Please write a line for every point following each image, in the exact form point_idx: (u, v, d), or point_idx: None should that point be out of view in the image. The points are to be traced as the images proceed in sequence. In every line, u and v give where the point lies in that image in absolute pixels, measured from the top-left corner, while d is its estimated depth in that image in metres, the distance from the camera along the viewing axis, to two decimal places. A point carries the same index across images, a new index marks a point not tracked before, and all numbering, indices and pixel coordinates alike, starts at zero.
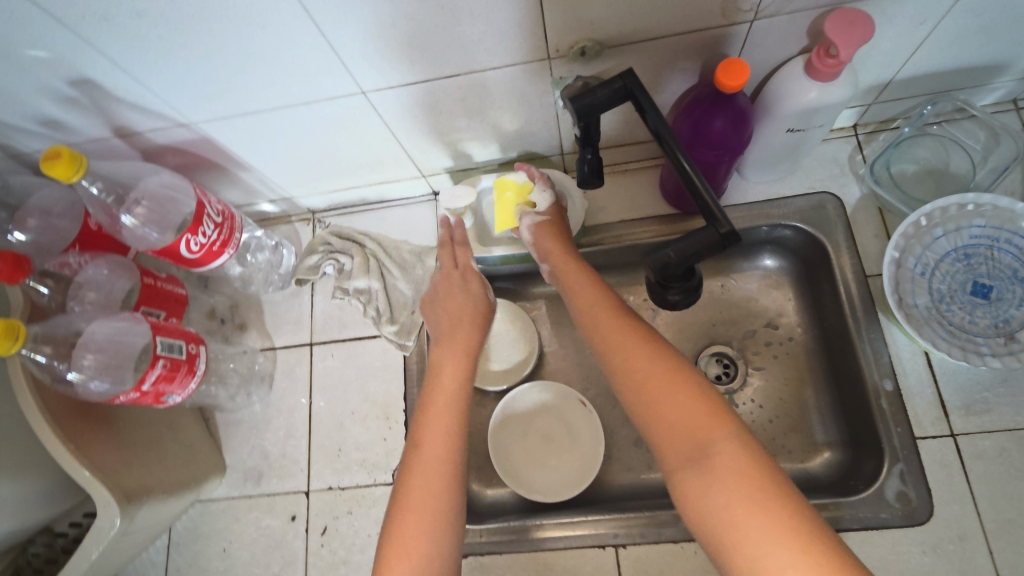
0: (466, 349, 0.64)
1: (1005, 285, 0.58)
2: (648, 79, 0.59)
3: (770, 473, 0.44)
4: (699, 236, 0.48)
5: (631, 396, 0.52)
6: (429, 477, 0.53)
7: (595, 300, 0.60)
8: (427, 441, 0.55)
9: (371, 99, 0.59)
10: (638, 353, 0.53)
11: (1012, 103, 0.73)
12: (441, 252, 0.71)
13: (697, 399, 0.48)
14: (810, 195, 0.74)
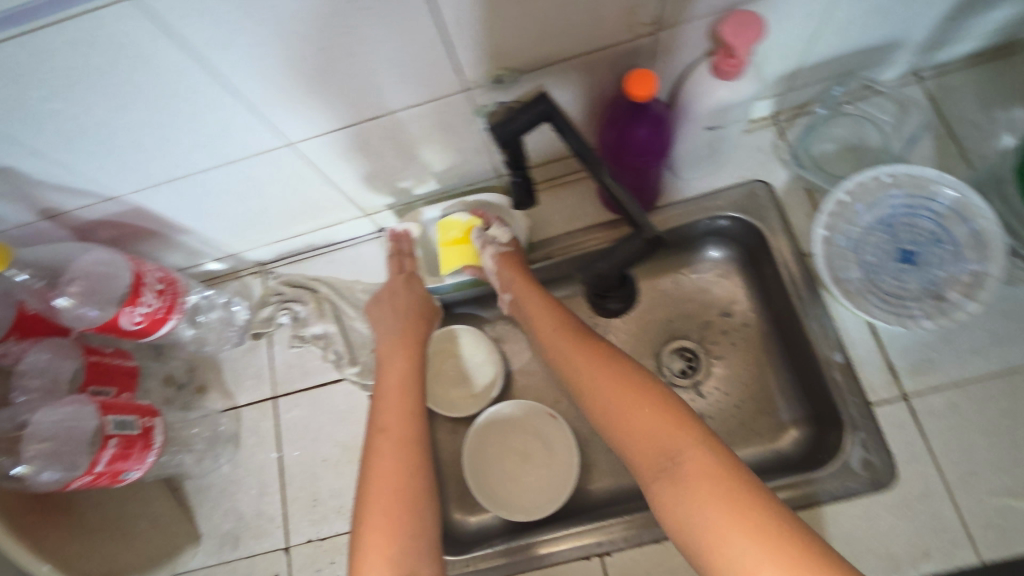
0: (415, 360, 0.64)
1: (928, 249, 0.61)
2: (568, 98, 0.61)
3: (737, 473, 0.43)
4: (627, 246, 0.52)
5: (602, 416, 0.53)
6: (390, 487, 0.52)
7: (558, 328, 0.62)
8: (386, 469, 0.53)
9: (299, 148, 0.60)
10: (603, 373, 0.55)
11: (915, 76, 0.77)
12: (389, 261, 0.74)
13: (660, 409, 0.49)
14: (742, 185, 0.76)
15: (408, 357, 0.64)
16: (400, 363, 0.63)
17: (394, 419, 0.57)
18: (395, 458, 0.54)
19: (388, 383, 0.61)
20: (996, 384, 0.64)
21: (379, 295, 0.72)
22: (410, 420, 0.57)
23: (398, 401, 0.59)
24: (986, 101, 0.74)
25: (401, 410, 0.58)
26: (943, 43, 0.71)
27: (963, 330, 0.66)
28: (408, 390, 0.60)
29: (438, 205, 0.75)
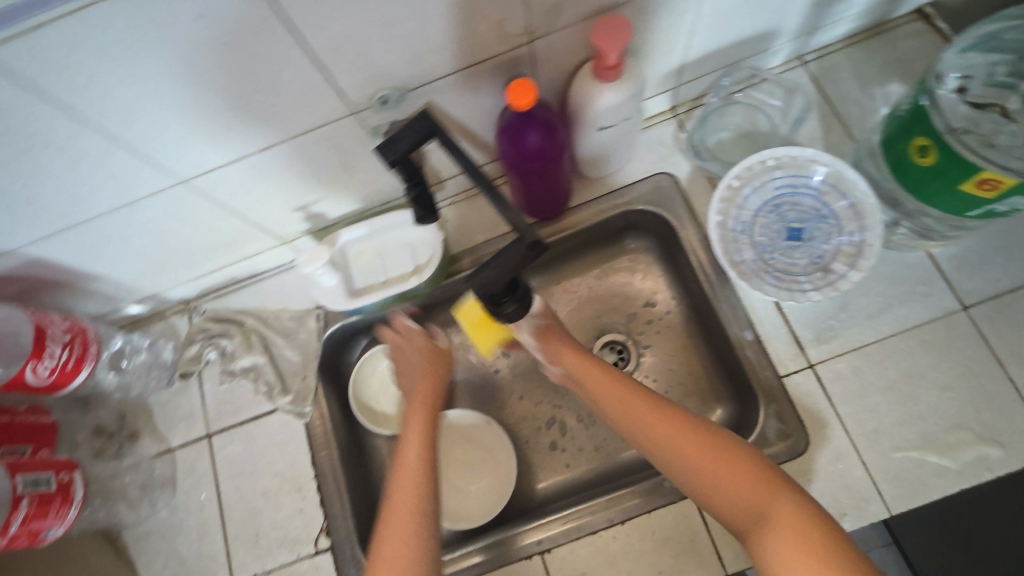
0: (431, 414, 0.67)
1: (812, 225, 0.65)
2: (461, 112, 0.63)
3: (823, 520, 0.46)
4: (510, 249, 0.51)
5: (674, 470, 0.56)
6: (406, 515, 0.55)
7: (616, 380, 0.64)
8: (401, 500, 0.56)
9: (196, 184, 0.60)
10: (669, 425, 0.57)
11: (798, 60, 0.81)
12: (388, 335, 0.77)
13: (735, 461, 0.52)
14: (647, 178, 0.79)
15: (426, 415, 0.67)
16: (421, 416, 0.66)
17: (411, 471, 0.59)
18: (409, 501, 0.56)
19: (409, 429, 0.64)
20: (892, 345, 0.68)
21: (397, 354, 0.76)
22: (423, 470, 0.59)
23: (413, 453, 0.61)
24: (864, 79, 0.78)
25: (417, 459, 0.60)
26: (817, 28, 0.75)
27: (860, 296, 0.70)
28: (429, 449, 0.62)
29: (354, 227, 0.75)
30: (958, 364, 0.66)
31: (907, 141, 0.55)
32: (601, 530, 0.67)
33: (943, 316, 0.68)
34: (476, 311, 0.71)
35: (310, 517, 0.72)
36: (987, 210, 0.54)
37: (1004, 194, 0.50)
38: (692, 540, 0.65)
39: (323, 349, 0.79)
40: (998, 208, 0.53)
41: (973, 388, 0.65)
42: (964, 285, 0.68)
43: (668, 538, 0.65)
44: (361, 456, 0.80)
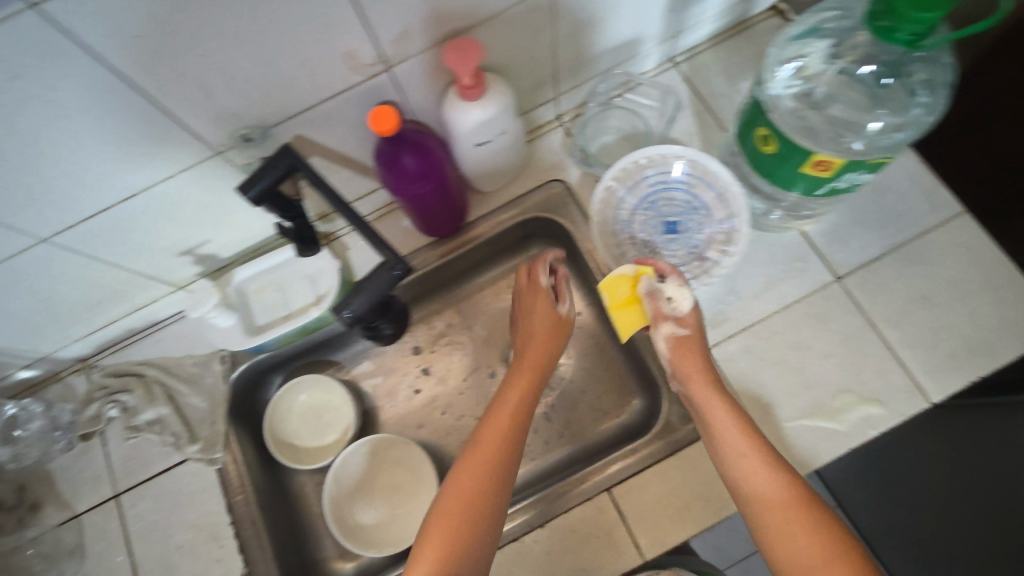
0: (524, 410, 0.64)
1: (686, 217, 0.69)
2: (333, 140, 0.63)
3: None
4: (380, 282, 0.59)
5: (739, 495, 0.55)
6: (456, 519, 0.54)
7: (698, 383, 0.61)
8: (461, 487, 0.57)
9: (64, 240, 0.58)
10: (745, 451, 0.55)
11: (671, 62, 0.84)
12: (538, 298, 0.72)
13: (812, 513, 0.51)
14: (540, 186, 0.81)
15: (518, 402, 0.64)
16: (517, 396, 0.65)
17: (485, 449, 0.59)
18: (475, 478, 0.57)
19: (498, 422, 0.62)
20: (777, 321, 0.72)
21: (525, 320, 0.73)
22: (502, 457, 0.59)
23: (496, 433, 0.61)
24: (732, 74, 0.83)
25: (496, 437, 0.61)
26: (680, 31, 0.79)
27: (744, 278, 0.74)
28: (513, 437, 0.61)
29: (246, 265, 0.75)
30: (837, 332, 0.70)
31: (753, 131, 0.59)
32: (523, 535, 0.68)
33: (820, 289, 0.72)
34: (625, 285, 0.66)
35: (230, 564, 0.70)
36: (832, 188, 0.58)
37: (837, 173, 0.54)
38: (610, 533, 0.67)
39: (231, 392, 0.78)
40: (839, 184, 0.57)
41: (853, 353, 0.69)
42: (836, 258, 0.73)
43: (586, 534, 0.67)
44: (282, 494, 0.79)
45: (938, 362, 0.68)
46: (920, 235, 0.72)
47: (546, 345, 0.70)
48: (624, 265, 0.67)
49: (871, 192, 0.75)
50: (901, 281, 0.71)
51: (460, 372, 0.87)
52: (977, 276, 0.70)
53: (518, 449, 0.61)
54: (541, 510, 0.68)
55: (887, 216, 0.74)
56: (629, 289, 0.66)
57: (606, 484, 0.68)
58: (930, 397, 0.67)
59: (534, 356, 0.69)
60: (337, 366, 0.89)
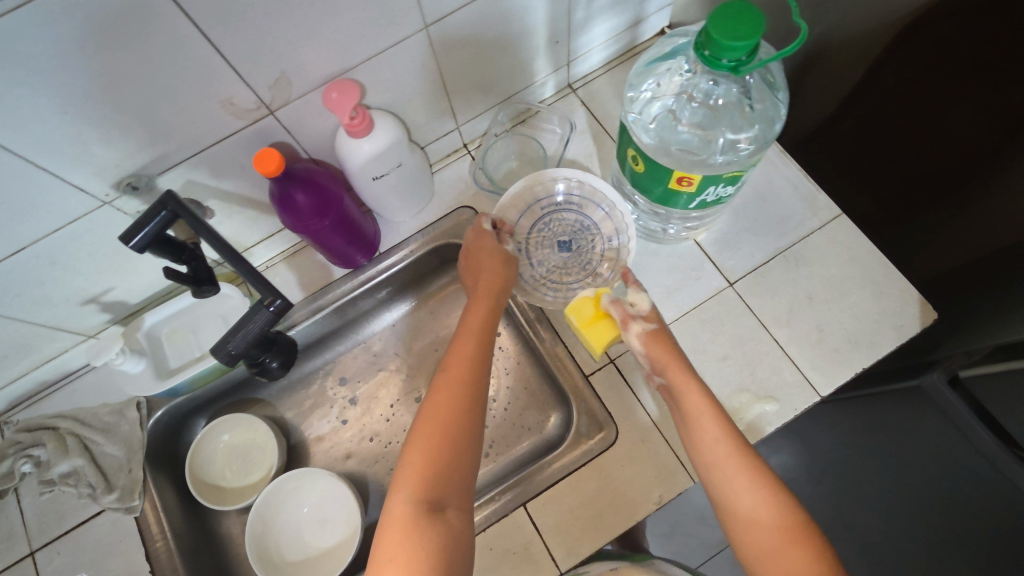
0: (486, 334, 0.64)
1: (579, 237, 0.76)
2: (228, 183, 0.65)
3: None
4: (259, 319, 0.58)
5: (725, 508, 0.55)
6: (434, 441, 0.54)
7: (691, 401, 0.59)
8: (437, 409, 0.56)
9: None
10: (736, 471, 0.55)
11: (569, 88, 0.89)
12: (479, 239, 0.71)
13: (801, 534, 0.51)
14: (449, 214, 0.84)
15: (480, 328, 0.64)
16: (478, 321, 0.65)
17: (453, 376, 0.59)
18: (446, 407, 0.57)
19: (463, 346, 0.62)
20: (677, 328, 0.75)
21: (470, 251, 0.73)
22: (472, 383, 0.59)
23: (464, 361, 0.61)
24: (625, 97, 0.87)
25: (463, 363, 0.60)
26: (571, 61, 0.83)
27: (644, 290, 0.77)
28: (478, 359, 0.61)
29: (155, 310, 0.75)
30: (733, 335, 0.74)
31: (625, 154, 0.63)
32: None
33: (715, 295, 0.76)
34: (587, 304, 0.69)
35: None
36: (703, 201, 0.62)
37: (700, 187, 0.58)
38: (527, 547, 0.68)
39: (149, 438, 0.78)
40: (708, 197, 0.60)
41: (748, 354, 0.73)
42: (728, 265, 0.77)
43: (505, 551, 0.68)
44: (206, 537, 0.78)
45: (825, 357, 0.72)
46: (803, 238, 0.77)
47: (501, 265, 0.70)
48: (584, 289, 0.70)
49: (757, 201, 0.80)
50: (788, 282, 0.76)
51: (386, 399, 0.88)
52: (857, 273, 0.75)
53: (485, 373, 0.61)
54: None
55: (772, 223, 0.79)
56: (592, 307, 0.69)
57: (523, 499, 0.70)
58: (820, 391, 0.71)
59: (490, 279, 0.69)
60: (263, 403, 0.89)
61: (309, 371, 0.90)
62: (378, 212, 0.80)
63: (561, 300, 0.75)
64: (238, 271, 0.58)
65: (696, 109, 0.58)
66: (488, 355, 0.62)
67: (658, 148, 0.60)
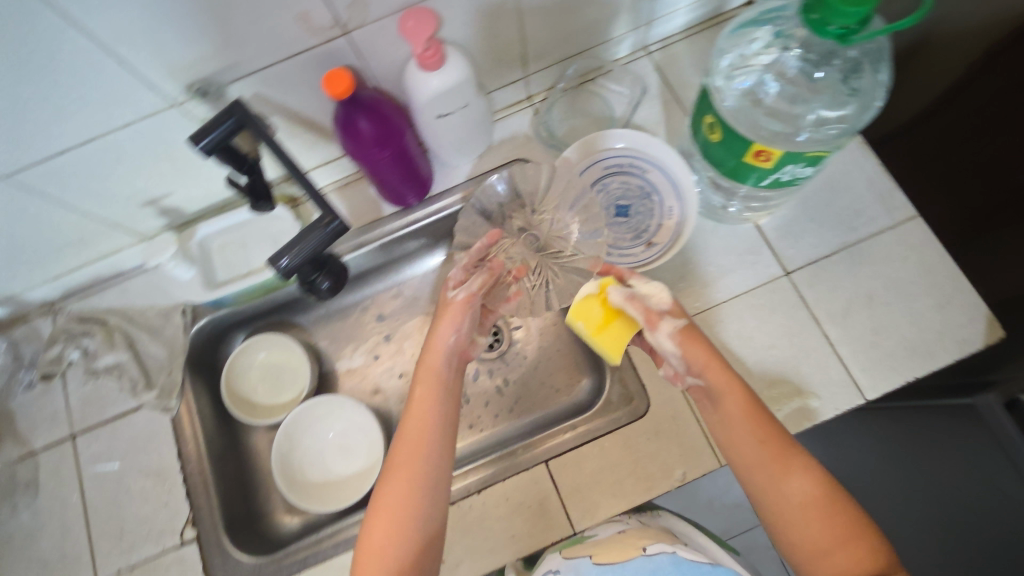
0: (433, 406, 0.61)
1: (638, 204, 0.72)
2: (296, 103, 0.65)
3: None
4: (315, 237, 0.58)
5: (768, 505, 0.54)
6: (382, 540, 0.55)
7: (724, 399, 0.58)
8: (385, 505, 0.56)
9: (20, 181, 0.60)
10: (778, 469, 0.54)
11: (644, 50, 0.85)
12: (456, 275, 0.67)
13: (848, 528, 0.50)
14: (506, 165, 0.82)
15: (426, 394, 0.62)
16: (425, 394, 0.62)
17: (405, 454, 0.58)
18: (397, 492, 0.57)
19: (411, 424, 0.60)
20: (724, 310, 0.73)
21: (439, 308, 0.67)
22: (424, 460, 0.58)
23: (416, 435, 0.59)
24: (702, 66, 0.83)
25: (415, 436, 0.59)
26: (652, 20, 0.80)
27: (696, 267, 0.75)
28: (425, 436, 0.59)
29: (210, 220, 0.77)
30: (782, 326, 0.72)
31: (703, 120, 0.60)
32: (459, 500, 0.69)
33: (769, 282, 0.74)
34: (597, 306, 0.62)
35: (176, 509, 0.73)
36: (776, 180, 0.59)
37: (778, 164, 0.55)
38: (543, 503, 0.69)
39: (191, 344, 0.80)
40: (782, 177, 0.57)
41: (795, 346, 0.71)
42: (788, 253, 0.74)
43: (519, 503, 0.69)
44: (234, 447, 0.81)
45: (875, 362, 0.69)
46: (872, 236, 0.74)
47: (451, 327, 0.65)
48: (585, 286, 0.63)
49: (828, 191, 0.76)
50: (849, 280, 0.72)
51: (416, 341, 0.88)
52: (923, 280, 0.71)
53: (437, 440, 0.59)
54: (479, 477, 0.70)
55: (840, 216, 0.75)
56: (600, 307, 0.62)
57: (544, 456, 0.70)
58: (865, 395, 0.68)
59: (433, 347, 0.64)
60: (301, 328, 0.90)
61: (346, 304, 0.90)
62: (435, 152, 0.79)
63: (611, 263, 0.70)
64: (300, 187, 0.59)
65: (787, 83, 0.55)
66: (438, 430, 0.60)
67: (737, 117, 0.57)
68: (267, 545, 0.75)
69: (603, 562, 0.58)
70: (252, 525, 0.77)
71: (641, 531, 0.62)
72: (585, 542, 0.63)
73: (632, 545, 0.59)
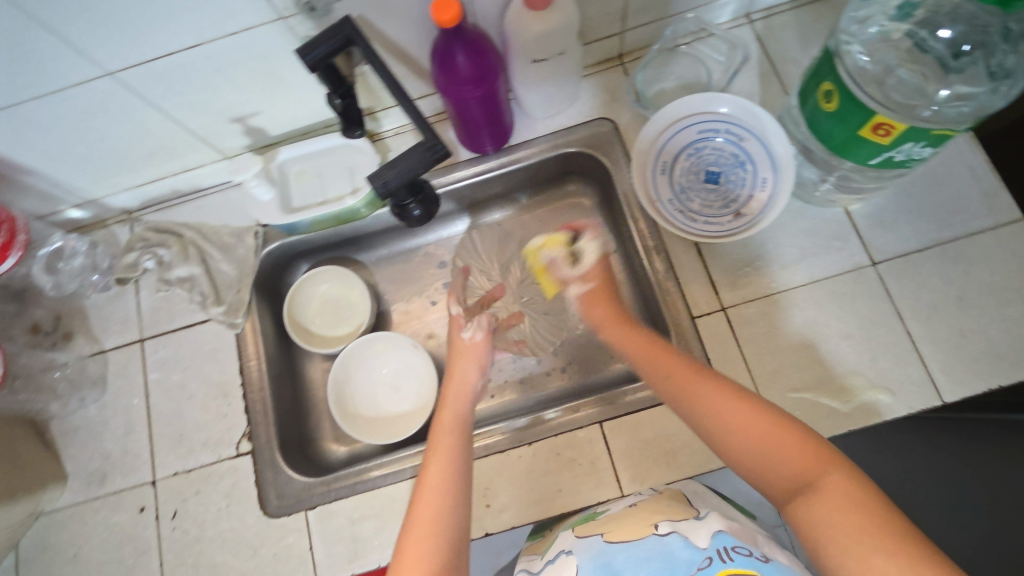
0: (459, 426, 0.64)
1: (731, 170, 0.71)
2: (394, 30, 0.64)
3: (883, 505, 0.40)
4: (416, 159, 0.58)
5: (723, 439, 0.52)
6: (426, 531, 0.51)
7: (662, 358, 0.61)
8: (425, 506, 0.53)
9: (122, 80, 0.61)
10: (719, 396, 0.53)
11: (746, 18, 0.81)
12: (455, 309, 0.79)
13: (802, 437, 0.47)
14: (588, 123, 0.80)
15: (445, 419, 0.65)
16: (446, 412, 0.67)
17: (436, 469, 0.57)
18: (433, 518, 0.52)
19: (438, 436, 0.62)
20: (801, 293, 0.71)
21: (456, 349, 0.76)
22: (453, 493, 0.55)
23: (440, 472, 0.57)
24: (808, 40, 0.79)
25: (440, 471, 0.57)
26: None
27: (776, 246, 0.73)
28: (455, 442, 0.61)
29: (292, 145, 0.77)
30: (862, 316, 0.69)
31: (816, 86, 0.59)
32: (509, 449, 0.70)
33: (853, 270, 0.71)
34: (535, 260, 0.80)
35: (234, 422, 0.75)
36: (886, 160, 0.57)
37: (897, 140, 0.53)
38: (593, 463, 0.68)
39: (260, 266, 0.81)
40: (895, 156, 0.55)
41: (874, 339, 0.68)
42: (876, 243, 0.71)
43: (570, 460, 0.69)
44: (291, 373, 0.82)
45: (957, 365, 0.66)
46: (970, 235, 0.70)
47: (472, 366, 0.74)
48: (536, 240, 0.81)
49: (927, 184, 0.72)
50: (939, 277, 0.69)
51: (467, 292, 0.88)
52: (1019, 287, 0.67)
53: (462, 476, 0.57)
54: (508, 436, 0.70)
55: (937, 211, 0.71)
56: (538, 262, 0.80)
57: (599, 417, 0.70)
58: (942, 397, 0.65)
59: (460, 387, 0.71)
60: (361, 266, 0.90)
61: (409, 247, 0.90)
62: (519, 100, 0.77)
63: (697, 230, 0.69)
64: (405, 112, 0.58)
65: (929, 52, 0.55)
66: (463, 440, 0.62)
67: (863, 83, 0.55)
68: (316, 469, 0.76)
69: (614, 541, 0.56)
70: (302, 448, 0.78)
71: (653, 506, 0.60)
72: (599, 520, 0.61)
73: (645, 523, 0.57)
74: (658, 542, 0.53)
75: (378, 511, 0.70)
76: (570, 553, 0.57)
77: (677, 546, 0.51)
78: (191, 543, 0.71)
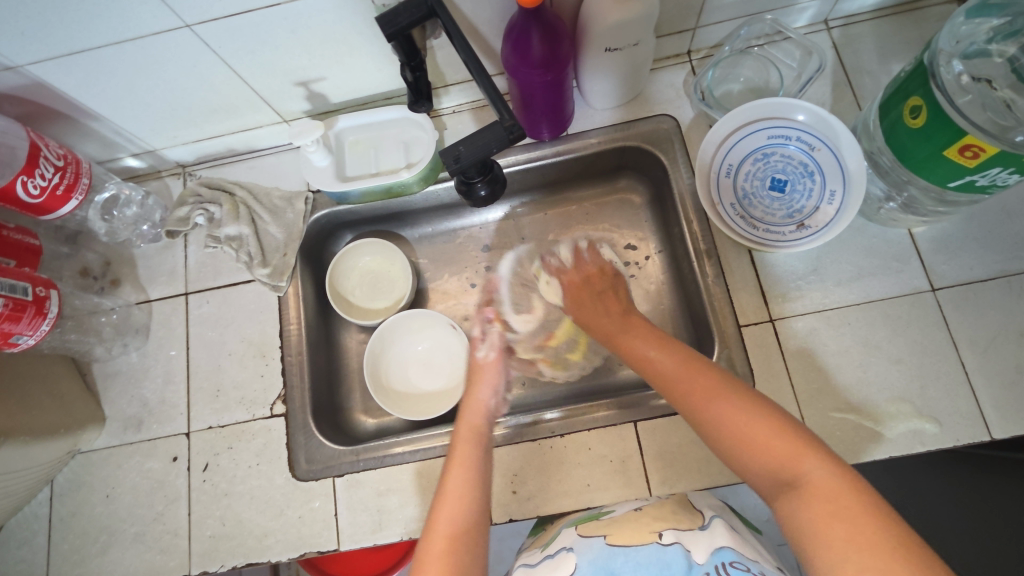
0: (479, 433, 0.65)
1: (798, 179, 0.69)
2: (470, 7, 0.63)
3: (865, 498, 0.43)
4: (490, 138, 0.58)
5: (707, 431, 0.54)
6: (448, 536, 0.53)
7: (655, 356, 0.63)
8: (445, 514, 0.55)
9: (198, 33, 0.61)
10: (707, 388, 0.55)
11: (824, 24, 0.78)
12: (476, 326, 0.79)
13: (786, 430, 0.49)
14: (650, 118, 0.79)
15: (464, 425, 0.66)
16: (466, 416, 0.68)
17: (458, 475, 0.58)
18: (449, 526, 0.54)
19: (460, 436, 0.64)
20: (854, 313, 0.69)
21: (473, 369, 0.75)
22: (471, 494, 0.57)
23: (459, 482, 0.58)
24: (886, 53, 0.76)
25: (461, 479, 0.58)
26: None
27: (832, 262, 0.71)
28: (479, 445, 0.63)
29: (351, 114, 0.77)
30: (915, 342, 0.67)
31: (902, 97, 0.58)
32: (540, 439, 0.70)
33: (910, 295, 0.69)
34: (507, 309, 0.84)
35: (270, 382, 0.76)
36: (967, 183, 0.56)
37: (983, 164, 0.52)
38: (624, 461, 0.68)
39: (307, 232, 0.82)
40: (978, 180, 0.55)
41: (926, 367, 0.66)
42: (938, 269, 0.69)
43: (601, 456, 0.68)
44: (327, 340, 0.83)
45: (1011, 401, 0.64)
46: None
47: (488, 387, 0.72)
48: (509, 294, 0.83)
49: (998, 213, 0.70)
50: (1002, 310, 0.67)
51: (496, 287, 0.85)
52: None
53: (484, 483, 0.59)
54: (509, 431, 0.71)
55: (1006, 241, 0.69)
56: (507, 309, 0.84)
57: (634, 417, 0.69)
58: (993, 433, 0.63)
59: (476, 405, 0.69)
60: (405, 242, 0.90)
61: (453, 227, 0.89)
62: (583, 88, 0.76)
63: (757, 238, 0.69)
64: (479, 87, 0.58)
65: None
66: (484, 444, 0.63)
67: (960, 99, 0.54)
68: (345, 438, 0.77)
69: (616, 543, 0.56)
70: (333, 415, 0.79)
71: (656, 511, 0.60)
72: (602, 521, 0.61)
73: (647, 530, 0.57)
74: (660, 552, 0.53)
75: (404, 486, 0.70)
76: (571, 550, 0.58)
77: (677, 561, 0.52)
78: (219, 497, 0.72)
